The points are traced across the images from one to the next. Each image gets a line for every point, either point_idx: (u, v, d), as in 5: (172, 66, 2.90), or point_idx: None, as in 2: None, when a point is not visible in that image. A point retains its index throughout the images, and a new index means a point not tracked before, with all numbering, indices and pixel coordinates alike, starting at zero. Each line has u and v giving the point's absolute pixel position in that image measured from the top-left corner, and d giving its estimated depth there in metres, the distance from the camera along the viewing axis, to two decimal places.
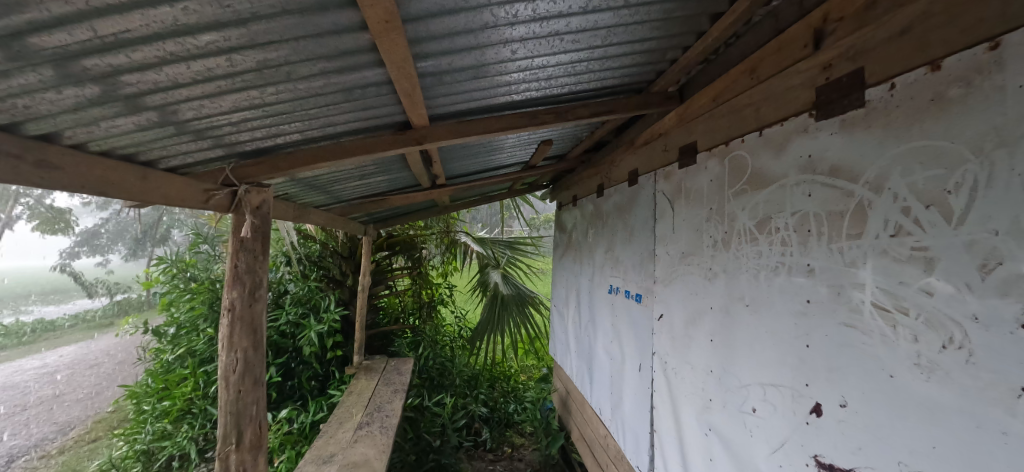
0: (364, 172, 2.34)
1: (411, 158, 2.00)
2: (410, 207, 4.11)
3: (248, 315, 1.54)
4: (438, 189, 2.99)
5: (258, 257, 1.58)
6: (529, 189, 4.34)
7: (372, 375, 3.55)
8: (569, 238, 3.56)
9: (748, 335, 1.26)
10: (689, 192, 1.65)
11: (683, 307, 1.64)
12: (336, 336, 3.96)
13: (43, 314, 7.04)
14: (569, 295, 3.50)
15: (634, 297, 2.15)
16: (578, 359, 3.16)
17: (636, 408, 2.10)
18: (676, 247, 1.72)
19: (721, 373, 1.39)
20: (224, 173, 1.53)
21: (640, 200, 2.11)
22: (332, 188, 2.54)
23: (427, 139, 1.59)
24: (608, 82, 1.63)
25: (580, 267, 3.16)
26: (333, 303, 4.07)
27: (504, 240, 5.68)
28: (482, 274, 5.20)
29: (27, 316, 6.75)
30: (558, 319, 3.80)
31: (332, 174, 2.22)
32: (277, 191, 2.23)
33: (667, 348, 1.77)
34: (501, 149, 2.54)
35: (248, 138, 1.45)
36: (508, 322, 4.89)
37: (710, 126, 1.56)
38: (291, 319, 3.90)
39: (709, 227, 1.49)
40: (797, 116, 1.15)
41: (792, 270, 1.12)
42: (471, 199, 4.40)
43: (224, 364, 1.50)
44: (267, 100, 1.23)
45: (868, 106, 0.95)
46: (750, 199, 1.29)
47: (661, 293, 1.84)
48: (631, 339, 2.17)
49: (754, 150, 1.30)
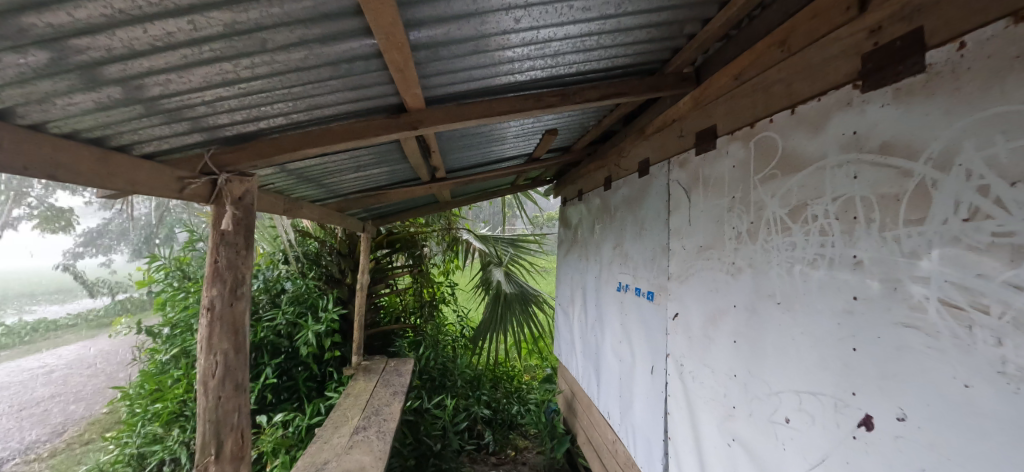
0: (359, 163, 2.22)
1: (407, 147, 1.87)
2: (410, 203, 4.01)
3: (229, 316, 1.42)
4: (437, 184, 2.87)
5: (240, 252, 1.46)
6: (531, 184, 4.23)
7: (370, 377, 3.42)
8: (574, 235, 3.43)
9: (779, 337, 1.13)
10: (707, 181, 1.52)
11: (701, 305, 1.51)
12: (334, 336, 3.83)
13: (47, 313, 6.98)
14: (574, 294, 3.36)
15: (645, 295, 2.02)
16: (585, 360, 3.02)
17: (647, 413, 1.97)
18: (693, 240, 1.59)
19: (747, 378, 1.26)
20: (202, 160, 1.41)
21: (651, 192, 1.98)
22: (327, 181, 2.43)
23: (423, 124, 1.46)
24: (619, 60, 1.49)
25: (586, 264, 3.02)
26: (331, 302, 3.96)
27: (507, 238, 5.59)
28: (484, 272, 5.10)
29: (28, 316, 6.68)
30: (564, 318, 3.66)
31: (326, 165, 2.10)
32: (268, 183, 2.12)
33: (683, 349, 1.64)
34: (503, 139, 2.41)
35: (227, 121, 1.33)
36: (511, 321, 4.78)
37: (732, 108, 1.43)
38: (287, 318, 3.78)
39: (731, 217, 1.36)
40: (838, 89, 1.01)
41: (833, 263, 0.98)
42: (472, 195, 4.28)
43: (203, 368, 1.38)
44: (243, 76, 1.10)
45: (929, 71, 0.81)
46: (781, 184, 1.16)
47: (676, 290, 1.72)
48: (642, 339, 2.04)
49: (786, 131, 1.16)
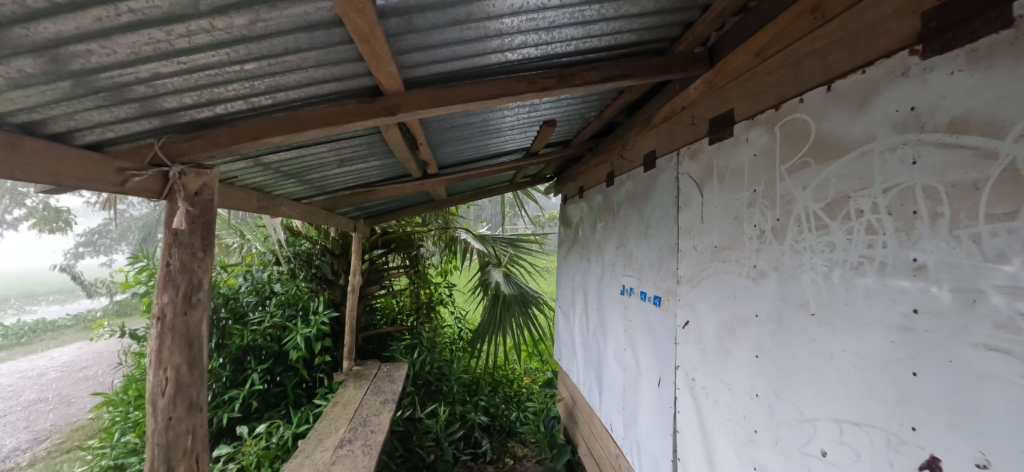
0: (343, 157, 2.05)
1: (390, 137, 1.70)
2: (404, 201, 3.85)
3: (181, 326, 1.25)
4: (429, 180, 2.71)
5: (196, 253, 1.29)
6: (530, 182, 4.07)
7: (361, 384, 3.26)
8: (575, 234, 3.25)
9: (813, 354, 0.96)
10: (723, 173, 1.34)
11: (716, 313, 1.34)
12: (325, 340, 3.67)
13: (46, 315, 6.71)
14: (575, 296, 3.19)
15: (651, 300, 1.84)
16: (586, 366, 2.85)
17: (653, 429, 1.80)
18: (707, 239, 1.41)
19: (772, 399, 1.09)
20: (152, 150, 1.25)
21: (658, 188, 1.81)
22: (310, 178, 2.27)
23: (401, 108, 1.29)
24: (623, 36, 1.32)
25: (587, 265, 2.85)
26: (322, 305, 3.79)
27: (506, 238, 5.43)
28: (483, 273, 4.94)
29: (28, 316, 6.44)
30: (564, 322, 3.49)
31: (305, 159, 1.93)
32: (243, 180, 1.96)
33: (694, 362, 1.47)
34: (499, 132, 2.24)
35: (176, 104, 1.16)
36: (510, 323, 4.61)
37: (752, 89, 1.25)
38: (275, 322, 3.60)
39: (753, 213, 1.19)
40: (889, 57, 0.84)
41: (884, 268, 0.81)
42: (468, 193, 4.11)
43: (151, 385, 1.21)
44: (180, 47, 0.93)
45: (1021, 24, 0.63)
46: (815, 174, 0.99)
47: (686, 295, 1.55)
48: (648, 348, 1.87)
49: (821, 111, 0.99)
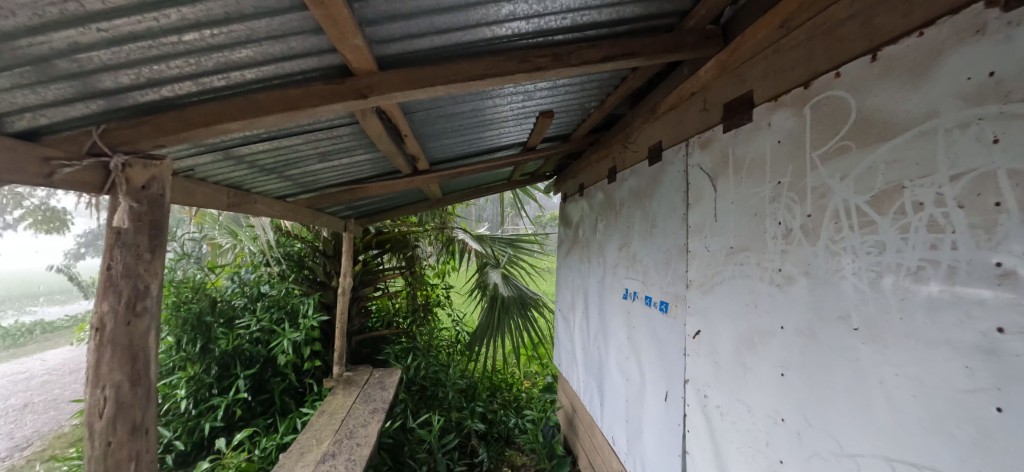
0: (323, 151, 1.90)
1: (370, 127, 1.55)
2: (398, 199, 3.70)
3: (124, 339, 1.09)
4: (420, 177, 2.55)
5: (143, 256, 1.13)
6: (529, 180, 3.92)
7: (350, 391, 3.10)
8: (575, 234, 3.09)
9: (855, 376, 0.81)
10: (742, 164, 1.19)
11: (733, 323, 1.19)
12: (315, 344, 3.51)
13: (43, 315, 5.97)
14: (575, 299, 3.03)
15: (657, 305, 1.68)
16: (587, 374, 2.68)
17: (659, 447, 1.64)
18: (722, 239, 1.26)
19: (802, 426, 0.94)
20: (91, 139, 1.09)
21: (664, 183, 1.65)
22: (291, 174, 2.12)
23: (375, 90, 1.13)
24: (628, 8, 1.16)
25: (587, 267, 2.69)
26: (311, 307, 3.63)
27: (505, 238, 5.28)
28: (481, 275, 4.80)
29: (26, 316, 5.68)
30: (564, 325, 3.32)
31: (280, 152, 1.77)
32: (215, 176, 1.81)
33: (707, 377, 1.30)
34: (492, 124, 2.08)
35: (113, 85, 1.01)
36: (509, 326, 4.45)
37: (774, 67, 1.10)
38: (263, 326, 3.44)
39: (779, 208, 1.03)
40: (955, 14, 0.68)
41: (956, 274, 0.65)
42: (465, 191, 3.96)
43: (88, 406, 1.05)
44: (98, 11, 0.78)
45: None
46: (857, 161, 0.83)
47: (697, 301, 1.39)
48: (653, 357, 1.71)
49: (864, 86, 0.83)
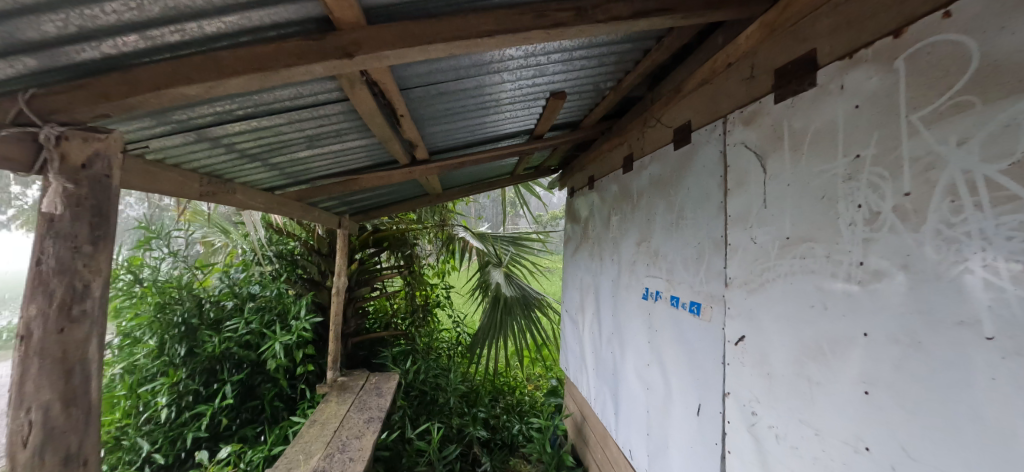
0: (311, 136, 1.71)
1: (362, 104, 1.36)
2: (396, 194, 3.51)
3: (57, 350, 0.89)
4: (419, 169, 2.35)
5: (82, 249, 0.92)
6: (533, 174, 3.73)
7: (345, 398, 2.90)
8: (583, 230, 2.90)
9: (988, 399, 0.63)
10: (801, 139, 1.00)
11: (792, 328, 1.00)
12: (308, 347, 3.31)
13: None
14: (583, 300, 2.84)
15: (686, 307, 1.49)
16: (599, 380, 2.48)
17: (688, 467, 1.46)
18: (775, 228, 1.07)
19: (899, 459, 0.76)
20: (16, 106, 0.89)
21: (693, 168, 1.46)
22: (276, 163, 1.92)
23: (365, 48, 0.93)
24: None
25: (598, 265, 2.50)
26: (304, 308, 3.40)
27: (507, 236, 5.09)
28: (482, 274, 4.61)
29: None
30: (571, 327, 3.14)
31: (262, 135, 1.58)
32: (188, 163, 1.61)
33: (755, 391, 1.12)
34: (499, 108, 1.89)
35: (34, 35, 0.81)
36: (512, 328, 4.25)
37: (845, 18, 0.91)
38: (252, 329, 3.24)
39: (863, 186, 0.84)
40: None
41: None
42: (466, 186, 3.78)
43: (9, 434, 0.85)
44: None
45: None
46: (989, 120, 0.64)
47: (739, 303, 1.20)
48: (681, 365, 1.52)
49: (996, 24, 0.64)
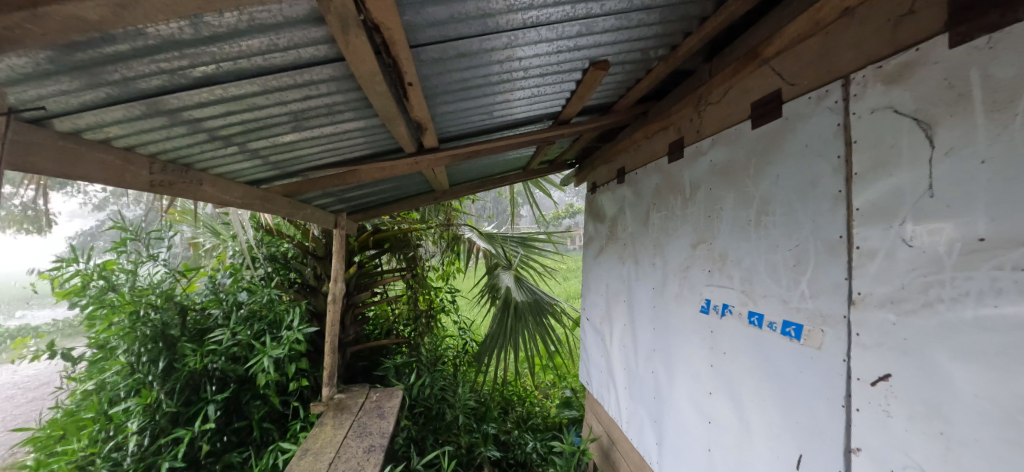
0: (296, 114, 1.38)
1: (360, 62, 1.03)
2: (398, 191, 3.18)
3: None
4: (425, 159, 2.01)
5: None
6: (547, 168, 3.41)
7: (342, 421, 2.55)
8: (609, 230, 2.57)
9: None
10: (1015, 92, 0.67)
11: (1001, 375, 0.68)
12: (301, 361, 2.97)
13: None
14: (610, 309, 2.52)
15: (776, 328, 1.15)
16: (633, 402, 2.15)
17: None
18: (961, 225, 0.74)
19: None
20: None
21: (786, 150, 1.14)
22: (256, 150, 1.59)
23: None
24: None
25: (630, 270, 2.18)
26: (297, 317, 3.05)
27: (515, 237, 4.77)
28: (491, 278, 4.29)
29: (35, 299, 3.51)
30: (595, 337, 2.81)
31: (233, 110, 1.25)
32: (142, 145, 1.28)
33: (916, 457, 0.80)
34: (526, 83, 1.57)
35: None
36: (523, 335, 3.92)
37: None
38: (239, 340, 2.91)
39: None
40: None
41: None
42: (474, 182, 3.45)
43: None
44: None
45: None
46: None
47: (881, 328, 0.87)
48: (766, 401, 1.20)
49: None
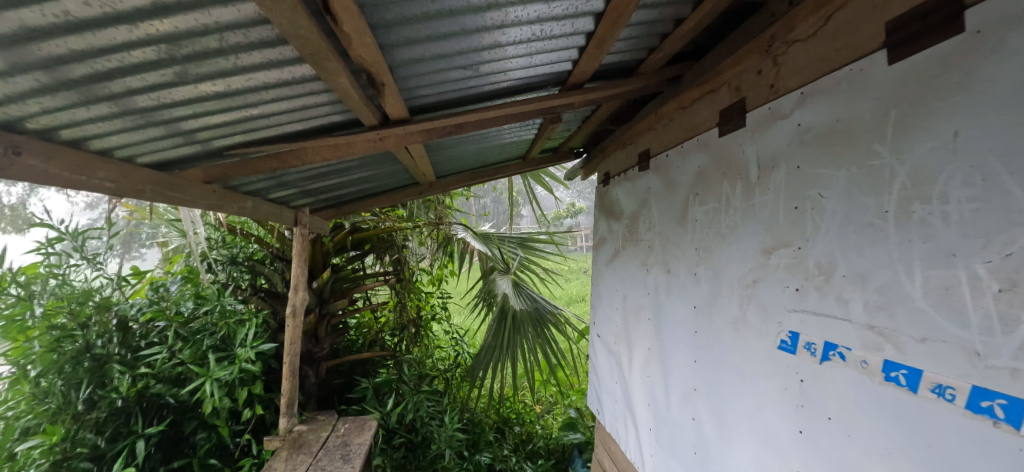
0: (173, 47, 0.89)
1: None
2: (376, 184, 2.69)
3: None
4: (392, 134, 1.52)
5: None
6: (551, 158, 2.91)
7: (295, 464, 2.05)
8: (627, 229, 2.07)
9: None
10: None
11: None
12: (256, 385, 2.45)
13: None
14: (628, 327, 2.02)
15: (962, 399, 0.66)
16: (661, 449, 1.66)
17: None
18: None
19: None
20: None
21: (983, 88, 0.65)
22: (137, 112, 1.10)
23: None
24: None
25: (659, 280, 1.68)
26: (251, 331, 2.53)
27: (514, 237, 4.26)
28: (485, 283, 3.79)
29: None
30: (607, 359, 2.32)
31: (46, 29, 0.76)
32: None
33: None
34: (526, 18, 1.07)
35: None
36: (522, 349, 3.43)
37: None
38: (183, 359, 2.41)
39: None
40: None
41: None
42: (466, 174, 2.96)
43: None
44: None
45: None
46: None
47: None
48: None
49: None
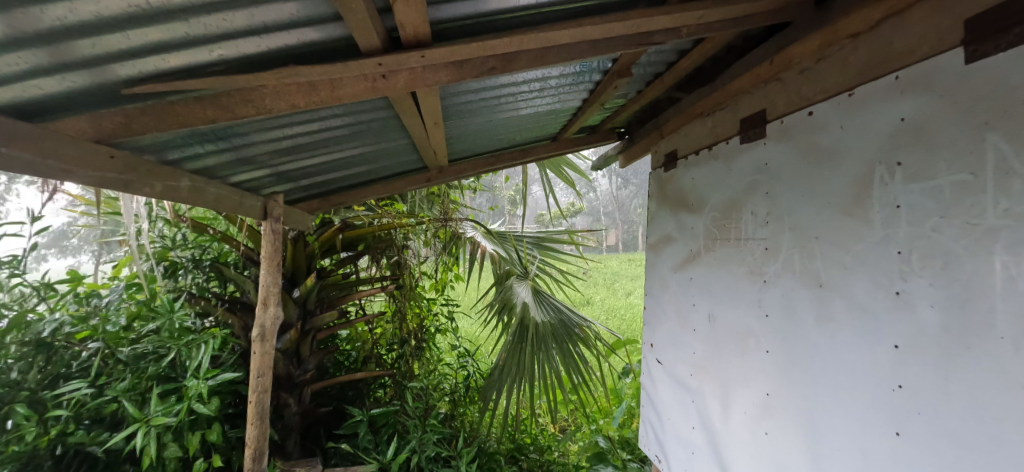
0: None
1: None
2: (373, 168, 2.10)
3: None
4: (404, 66, 0.93)
5: None
6: (589, 138, 2.34)
7: None
8: (711, 223, 1.53)
9: None
10: None
11: None
12: (212, 428, 1.86)
13: None
14: (715, 355, 1.49)
15: None
16: None
17: None
18: None
19: None
20: None
21: None
22: None
23: None
24: None
25: (793, 297, 1.13)
26: (207, 356, 1.93)
27: (532, 237, 3.70)
28: (500, 291, 3.20)
29: None
30: (673, 393, 1.78)
31: None
32: None
33: None
34: None
35: None
36: (547, 369, 2.86)
37: None
38: (114, 395, 1.82)
39: None
40: None
41: None
42: (483, 157, 2.39)
43: None
44: None
45: None
46: None
47: None
48: None
49: None
